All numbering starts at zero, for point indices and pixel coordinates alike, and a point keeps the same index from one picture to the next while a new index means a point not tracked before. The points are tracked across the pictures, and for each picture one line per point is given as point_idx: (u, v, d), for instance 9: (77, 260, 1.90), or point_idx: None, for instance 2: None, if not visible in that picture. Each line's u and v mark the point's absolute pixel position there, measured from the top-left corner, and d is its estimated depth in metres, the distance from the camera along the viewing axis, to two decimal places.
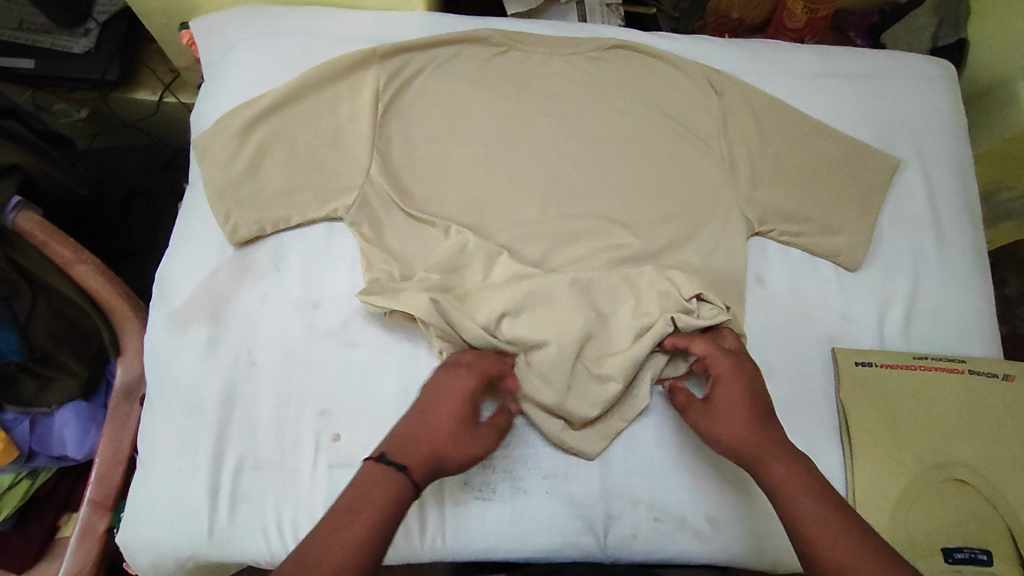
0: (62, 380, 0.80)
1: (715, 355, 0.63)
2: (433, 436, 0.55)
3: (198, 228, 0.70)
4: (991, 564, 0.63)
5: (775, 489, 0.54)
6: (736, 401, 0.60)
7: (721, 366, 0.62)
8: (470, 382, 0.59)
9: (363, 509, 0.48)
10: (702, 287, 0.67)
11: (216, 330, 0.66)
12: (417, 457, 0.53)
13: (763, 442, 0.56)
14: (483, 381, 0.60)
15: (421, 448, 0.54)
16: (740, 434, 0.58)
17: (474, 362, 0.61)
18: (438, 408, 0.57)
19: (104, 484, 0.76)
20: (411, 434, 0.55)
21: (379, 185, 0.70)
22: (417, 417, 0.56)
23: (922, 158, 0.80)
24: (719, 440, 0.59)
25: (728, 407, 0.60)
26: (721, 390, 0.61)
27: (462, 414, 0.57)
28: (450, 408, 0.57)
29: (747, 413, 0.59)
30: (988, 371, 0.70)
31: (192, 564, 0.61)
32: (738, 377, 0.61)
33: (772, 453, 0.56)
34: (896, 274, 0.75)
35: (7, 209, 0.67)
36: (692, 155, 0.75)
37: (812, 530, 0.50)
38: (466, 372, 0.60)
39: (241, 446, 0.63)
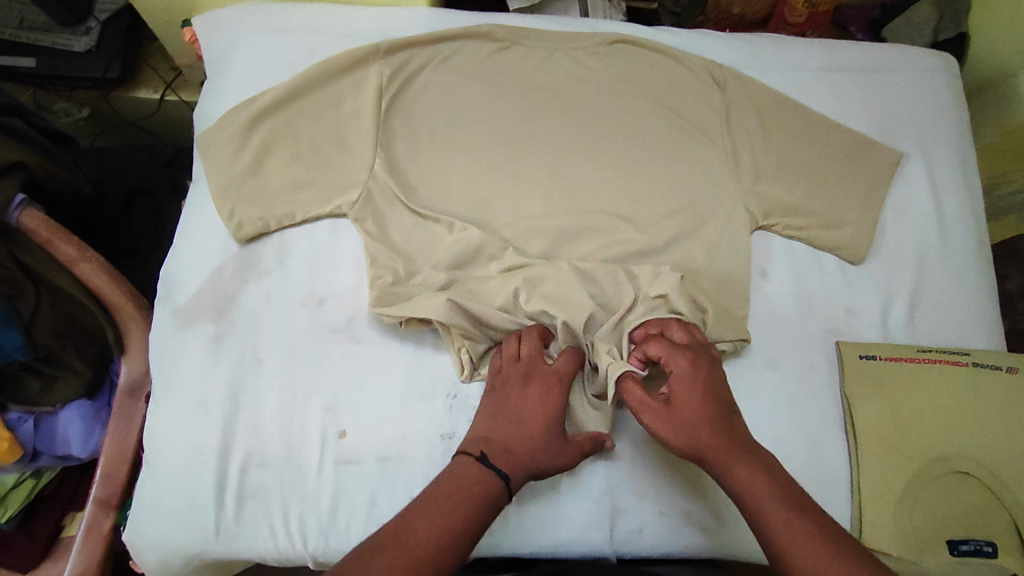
0: (66, 379, 0.79)
1: (672, 352, 0.58)
2: (530, 442, 0.56)
3: (202, 225, 0.70)
4: (996, 556, 0.63)
5: (743, 498, 0.51)
6: (699, 400, 0.55)
7: (680, 362, 0.57)
8: (559, 389, 0.60)
9: (463, 500, 0.50)
10: (673, 286, 0.66)
11: (221, 327, 0.66)
12: (518, 467, 0.54)
13: (728, 447, 0.53)
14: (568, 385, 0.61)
15: (519, 455, 0.55)
16: (704, 436, 0.53)
17: (557, 365, 0.62)
18: (531, 413, 0.58)
19: (109, 482, 0.75)
20: (507, 440, 0.56)
21: (383, 181, 0.70)
22: (511, 422, 0.57)
23: (925, 152, 0.80)
24: (682, 441, 0.53)
25: (690, 406, 0.54)
26: (681, 388, 0.56)
27: (556, 420, 0.58)
28: (548, 421, 0.58)
29: (712, 413, 0.54)
30: (992, 363, 0.70)
31: (200, 562, 0.61)
32: (697, 373, 0.57)
33: (738, 458, 0.52)
34: (899, 268, 0.75)
35: (11, 208, 0.66)
36: (695, 150, 0.75)
37: (786, 542, 0.47)
38: (552, 377, 0.61)
39: (248, 443, 0.63)
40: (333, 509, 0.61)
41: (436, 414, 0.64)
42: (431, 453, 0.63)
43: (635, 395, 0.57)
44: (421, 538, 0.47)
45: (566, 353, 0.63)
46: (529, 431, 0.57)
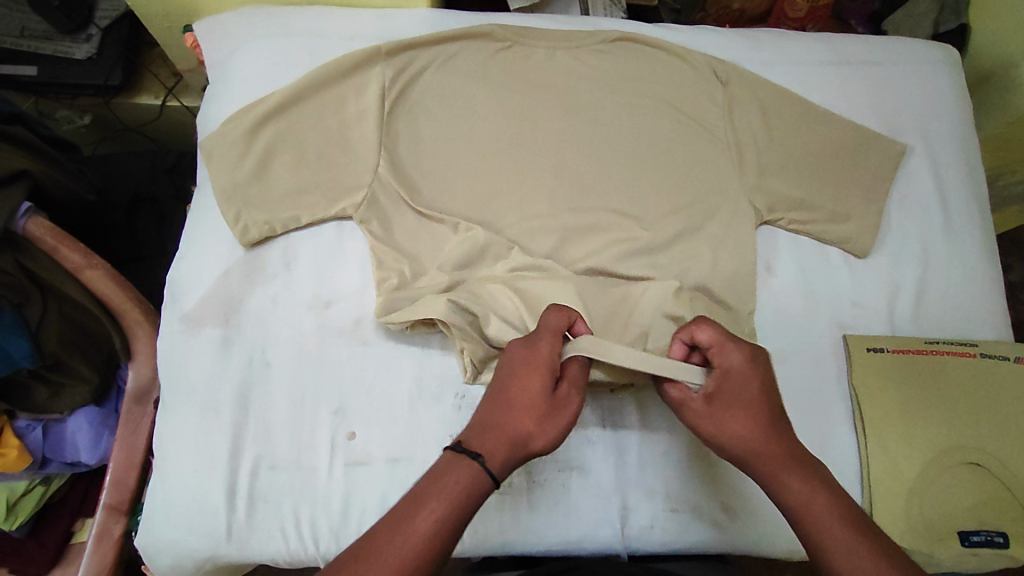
0: (73, 387, 0.80)
1: (723, 344, 0.54)
2: (516, 417, 0.49)
3: (208, 230, 0.70)
4: (1008, 547, 0.63)
5: (798, 514, 0.48)
6: (747, 404, 0.52)
7: (734, 360, 0.53)
8: (545, 344, 0.53)
9: (429, 497, 0.45)
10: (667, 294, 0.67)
11: (229, 330, 0.66)
12: (496, 443, 0.48)
13: (780, 458, 0.50)
14: (556, 343, 0.53)
15: (501, 435, 0.48)
16: (754, 445, 0.50)
17: (539, 325, 0.54)
18: (512, 383, 0.51)
19: (119, 488, 0.76)
20: (493, 415, 0.49)
21: (388, 183, 0.70)
22: (493, 392, 0.51)
23: (928, 144, 0.80)
24: (730, 449, 0.51)
25: (736, 407, 0.52)
26: (729, 387, 0.53)
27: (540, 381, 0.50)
28: (530, 379, 0.50)
29: (765, 419, 0.51)
30: (999, 354, 0.70)
31: (211, 566, 0.62)
32: (750, 371, 0.53)
33: (791, 468, 0.50)
34: (905, 260, 0.75)
35: (18, 215, 0.66)
36: (699, 145, 0.75)
37: (844, 568, 0.45)
38: (540, 338, 0.53)
39: (258, 447, 0.63)
40: (344, 510, 0.61)
41: (445, 415, 0.65)
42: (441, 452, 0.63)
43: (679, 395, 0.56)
44: (380, 553, 0.43)
45: (553, 312, 0.56)
46: (511, 397, 0.50)
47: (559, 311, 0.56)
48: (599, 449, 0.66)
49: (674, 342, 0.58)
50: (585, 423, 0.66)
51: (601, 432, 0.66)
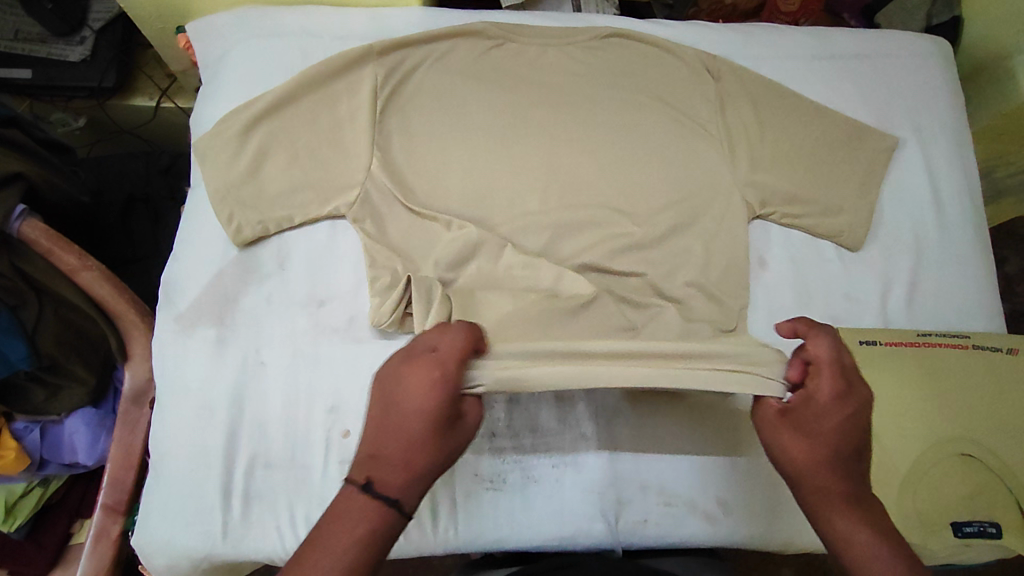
0: (70, 388, 0.80)
1: (821, 369, 0.51)
2: (417, 456, 0.46)
3: (201, 230, 0.70)
4: (1000, 536, 0.64)
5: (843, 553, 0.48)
6: (818, 436, 0.50)
7: (825, 389, 0.50)
8: (444, 370, 0.47)
9: (343, 549, 0.43)
10: (653, 300, 0.69)
11: (224, 330, 0.66)
12: (405, 483, 0.46)
13: (836, 495, 0.49)
14: (457, 369, 0.48)
15: (406, 476, 0.45)
16: (812, 479, 0.49)
17: (443, 346, 0.48)
18: (412, 418, 0.46)
19: (116, 488, 0.76)
20: (393, 454, 0.46)
21: (381, 181, 0.70)
22: (391, 425, 0.46)
23: (921, 136, 0.80)
24: (787, 473, 0.51)
25: (807, 435, 0.50)
26: (809, 411, 0.50)
27: (444, 416, 0.47)
28: (429, 416, 0.46)
29: (830, 454, 0.49)
30: (991, 345, 0.70)
31: (207, 565, 0.62)
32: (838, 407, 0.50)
33: (844, 507, 0.49)
34: (897, 253, 0.75)
35: (12, 218, 0.67)
36: (691, 141, 0.76)
37: None
38: (442, 364, 0.47)
39: (253, 446, 0.63)
40: None
41: None
42: None
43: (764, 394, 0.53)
44: None
45: (461, 330, 0.50)
46: (409, 434, 0.46)
47: (467, 330, 0.50)
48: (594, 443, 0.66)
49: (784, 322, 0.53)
50: (580, 420, 0.67)
51: (595, 426, 0.67)
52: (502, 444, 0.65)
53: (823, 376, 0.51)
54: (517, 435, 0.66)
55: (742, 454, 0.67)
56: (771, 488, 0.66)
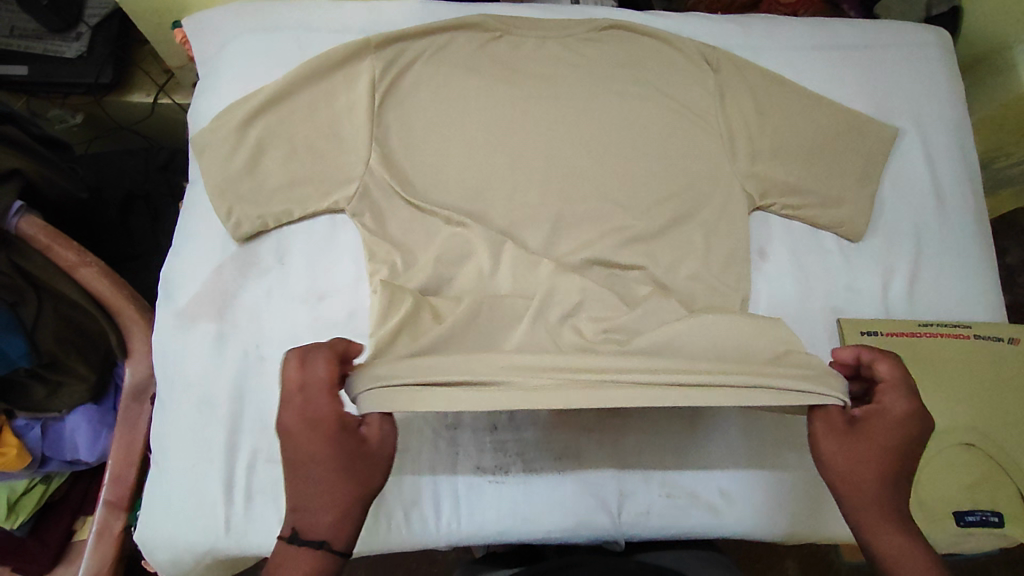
0: (70, 385, 0.80)
1: (892, 387, 0.53)
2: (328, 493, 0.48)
3: (201, 226, 0.70)
4: (1002, 526, 0.63)
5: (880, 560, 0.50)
6: (879, 446, 0.51)
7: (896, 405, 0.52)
8: (320, 405, 0.49)
9: None
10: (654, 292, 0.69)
11: (224, 326, 0.66)
12: (329, 523, 0.48)
13: (882, 506, 0.51)
14: (331, 400, 0.49)
15: (325, 516, 0.48)
16: (863, 488, 0.51)
17: (308, 380, 0.50)
18: (308, 464, 0.48)
19: (118, 485, 0.76)
20: (307, 500, 0.49)
21: (379, 175, 0.70)
22: (295, 473, 0.49)
23: (921, 126, 0.80)
24: (838, 478, 0.52)
25: (869, 444, 0.51)
26: (876, 422, 0.52)
27: (338, 448, 0.49)
28: (323, 455, 0.48)
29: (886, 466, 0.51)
30: (993, 335, 0.70)
31: (211, 560, 0.62)
32: (904, 423, 0.52)
33: (889, 518, 0.51)
34: (898, 243, 0.75)
35: (8, 214, 0.67)
36: (691, 133, 0.75)
37: None
38: (314, 401, 0.49)
39: (255, 440, 0.63)
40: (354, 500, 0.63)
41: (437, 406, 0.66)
42: (436, 440, 0.65)
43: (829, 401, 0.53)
44: None
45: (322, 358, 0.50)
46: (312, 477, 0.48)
47: (326, 355, 0.51)
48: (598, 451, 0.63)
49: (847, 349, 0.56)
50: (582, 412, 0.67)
51: (597, 419, 0.67)
52: (504, 438, 0.65)
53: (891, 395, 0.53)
54: (519, 428, 0.66)
55: (742, 445, 0.67)
56: (772, 479, 0.67)
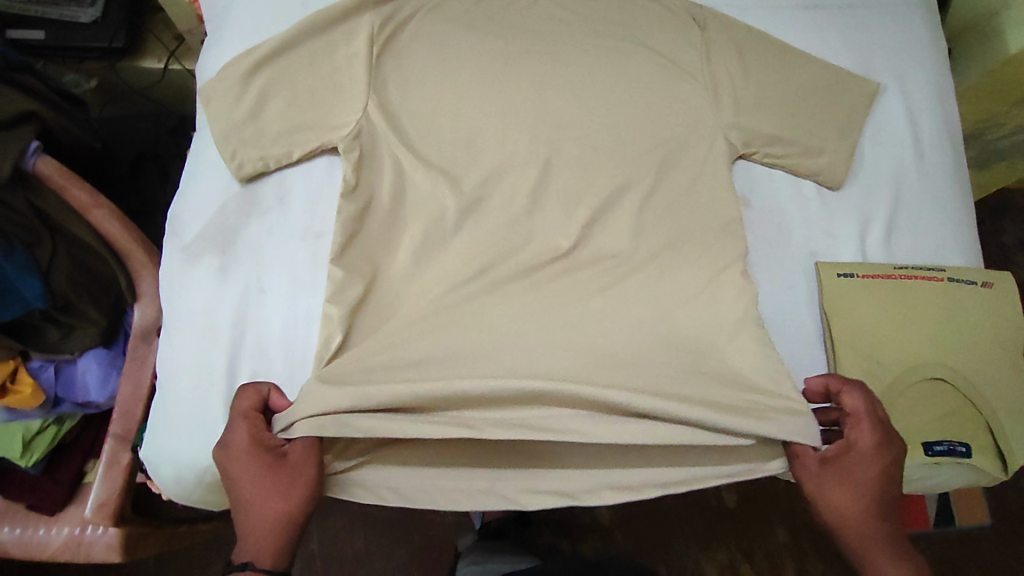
0: (83, 328, 0.86)
1: (859, 422, 0.64)
2: (266, 515, 0.60)
3: (207, 169, 0.73)
4: (968, 455, 0.67)
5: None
6: (856, 481, 0.63)
7: (864, 443, 0.63)
8: (246, 439, 0.61)
9: None
10: (633, 239, 0.74)
11: (226, 260, 0.70)
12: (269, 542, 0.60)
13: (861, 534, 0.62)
14: (251, 433, 0.61)
15: (266, 535, 0.60)
16: (845, 516, 0.62)
17: (235, 414, 0.62)
18: (246, 491, 0.60)
19: (126, 419, 0.81)
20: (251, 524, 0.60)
21: (376, 123, 0.73)
22: (240, 500, 0.60)
23: (903, 82, 0.82)
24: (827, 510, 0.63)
25: (847, 482, 0.63)
26: (849, 464, 0.63)
27: (268, 473, 0.60)
28: (253, 482, 0.60)
29: (861, 500, 0.62)
30: (968, 279, 0.72)
31: (212, 477, 0.66)
32: (872, 462, 0.63)
33: (868, 542, 0.62)
34: (877, 191, 0.77)
35: (28, 154, 0.70)
36: (676, 86, 0.78)
37: None
38: (237, 432, 0.61)
39: (253, 365, 0.67)
40: None
41: None
42: None
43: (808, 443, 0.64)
44: None
45: (247, 393, 0.63)
46: (253, 505, 0.60)
47: (250, 394, 0.63)
48: (542, 473, 0.69)
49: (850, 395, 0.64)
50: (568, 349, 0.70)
51: None
52: None
53: (863, 428, 0.63)
54: None
55: None
56: None
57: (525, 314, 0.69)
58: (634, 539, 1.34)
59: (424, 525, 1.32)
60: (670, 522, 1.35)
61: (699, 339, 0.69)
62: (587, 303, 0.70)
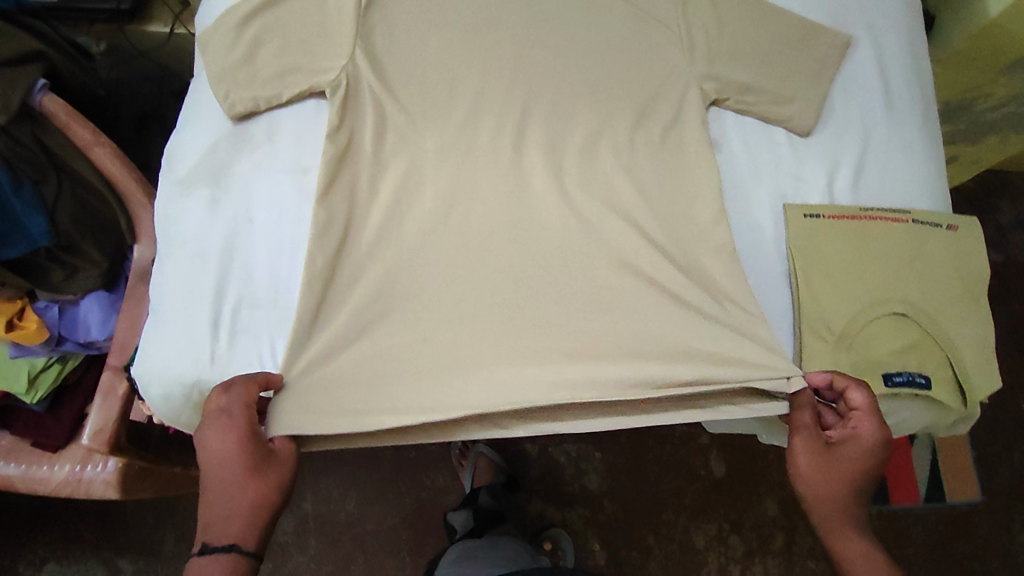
0: (85, 270, 0.90)
1: (864, 415, 0.65)
2: (236, 500, 0.62)
3: (202, 110, 0.77)
4: (928, 387, 0.69)
5: (843, 558, 0.65)
6: (850, 466, 0.65)
7: (867, 434, 0.64)
8: (234, 427, 0.62)
9: None
10: (606, 185, 0.77)
11: (217, 192, 0.74)
12: (239, 528, 0.62)
13: (841, 512, 0.65)
14: (241, 423, 0.63)
15: (235, 522, 0.61)
16: (829, 496, 0.65)
17: (227, 402, 0.63)
18: (220, 478, 0.62)
19: (122, 351, 0.86)
20: (221, 509, 0.62)
21: (363, 68, 0.76)
22: (213, 486, 0.62)
23: (875, 36, 0.84)
24: (814, 489, 0.65)
25: (841, 467, 0.65)
26: (850, 449, 0.65)
27: (249, 461, 0.62)
28: (231, 470, 0.62)
29: (846, 484, 0.65)
30: (932, 222, 0.75)
31: (198, 395, 0.69)
32: (870, 452, 0.64)
33: (842, 523, 0.66)
34: (847, 139, 0.79)
35: (34, 90, 0.75)
36: (652, 39, 0.81)
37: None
38: (227, 418, 0.63)
39: (239, 288, 0.70)
40: (268, 360, 0.69)
41: (406, 272, 0.73)
42: (412, 301, 0.72)
43: (805, 420, 0.67)
44: None
45: (245, 384, 0.64)
46: (227, 490, 0.62)
47: (244, 384, 0.64)
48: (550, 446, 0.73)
49: (858, 390, 0.65)
50: (540, 287, 0.73)
51: (559, 298, 0.73)
52: (462, 302, 0.72)
53: (866, 421, 0.65)
54: (484, 295, 0.72)
55: (684, 316, 0.72)
56: (714, 348, 0.71)
57: (501, 254, 0.74)
58: (622, 507, 1.34)
59: (415, 489, 1.33)
60: (662, 496, 1.35)
61: (664, 276, 0.74)
62: (560, 245, 0.75)
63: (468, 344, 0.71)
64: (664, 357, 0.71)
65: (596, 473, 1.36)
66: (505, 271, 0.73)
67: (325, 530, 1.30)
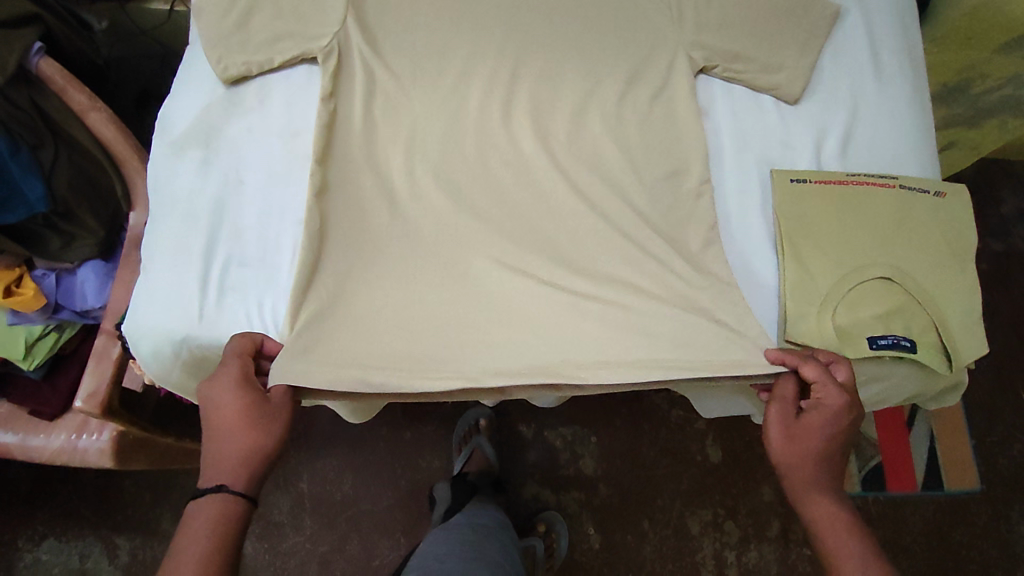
0: (82, 238, 0.91)
1: (825, 382, 0.64)
2: (228, 445, 0.62)
3: (195, 75, 0.78)
4: (913, 350, 0.69)
5: (817, 525, 0.64)
6: (820, 432, 0.64)
7: (829, 400, 0.64)
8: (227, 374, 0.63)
9: (200, 526, 0.59)
10: (594, 153, 0.78)
11: (209, 153, 0.74)
12: (233, 471, 0.62)
13: (814, 477, 0.65)
14: (236, 372, 0.64)
15: (227, 465, 0.62)
16: (801, 462, 0.65)
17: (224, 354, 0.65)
18: (216, 423, 0.62)
19: (115, 316, 0.88)
20: (216, 453, 0.62)
21: (353, 35, 0.77)
22: (208, 433, 0.63)
23: (865, 6, 0.84)
24: (786, 455, 0.65)
25: (809, 433, 0.65)
26: (817, 416, 0.64)
27: (243, 407, 0.63)
28: (226, 415, 0.62)
29: (816, 450, 0.64)
30: (921, 187, 0.75)
31: (186, 352, 0.70)
32: (836, 417, 0.64)
33: (817, 490, 0.65)
34: (835, 107, 0.79)
35: (31, 54, 0.78)
36: (641, 9, 0.81)
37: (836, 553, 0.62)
38: (224, 367, 0.64)
39: (229, 247, 0.71)
40: (256, 317, 0.70)
41: (394, 233, 0.74)
42: (401, 262, 0.73)
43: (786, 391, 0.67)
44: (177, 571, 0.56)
45: (241, 339, 0.66)
46: (222, 434, 0.62)
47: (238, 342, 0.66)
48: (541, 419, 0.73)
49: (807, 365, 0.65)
50: (527, 250, 0.74)
51: (546, 261, 0.73)
52: (449, 265, 0.73)
53: (827, 388, 0.64)
54: (470, 258, 0.73)
55: (669, 280, 0.73)
56: (699, 311, 0.71)
57: (489, 219, 0.75)
58: (617, 491, 1.34)
59: (410, 470, 1.34)
60: (657, 480, 1.35)
61: (650, 242, 0.74)
62: (548, 210, 0.76)
63: (454, 305, 0.71)
64: (649, 321, 0.71)
65: (591, 457, 1.36)
66: (493, 235, 0.74)
67: (321, 511, 1.30)
